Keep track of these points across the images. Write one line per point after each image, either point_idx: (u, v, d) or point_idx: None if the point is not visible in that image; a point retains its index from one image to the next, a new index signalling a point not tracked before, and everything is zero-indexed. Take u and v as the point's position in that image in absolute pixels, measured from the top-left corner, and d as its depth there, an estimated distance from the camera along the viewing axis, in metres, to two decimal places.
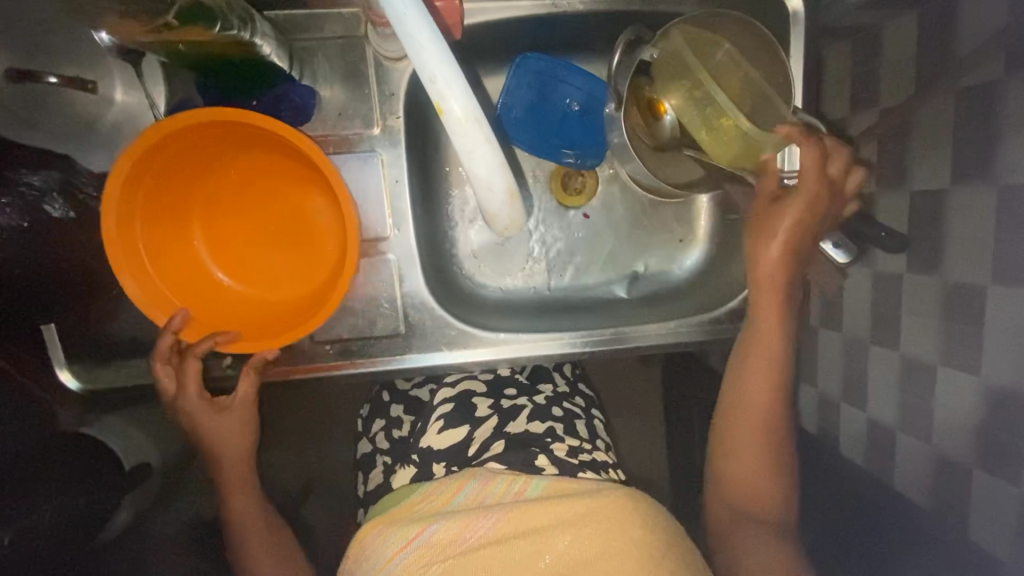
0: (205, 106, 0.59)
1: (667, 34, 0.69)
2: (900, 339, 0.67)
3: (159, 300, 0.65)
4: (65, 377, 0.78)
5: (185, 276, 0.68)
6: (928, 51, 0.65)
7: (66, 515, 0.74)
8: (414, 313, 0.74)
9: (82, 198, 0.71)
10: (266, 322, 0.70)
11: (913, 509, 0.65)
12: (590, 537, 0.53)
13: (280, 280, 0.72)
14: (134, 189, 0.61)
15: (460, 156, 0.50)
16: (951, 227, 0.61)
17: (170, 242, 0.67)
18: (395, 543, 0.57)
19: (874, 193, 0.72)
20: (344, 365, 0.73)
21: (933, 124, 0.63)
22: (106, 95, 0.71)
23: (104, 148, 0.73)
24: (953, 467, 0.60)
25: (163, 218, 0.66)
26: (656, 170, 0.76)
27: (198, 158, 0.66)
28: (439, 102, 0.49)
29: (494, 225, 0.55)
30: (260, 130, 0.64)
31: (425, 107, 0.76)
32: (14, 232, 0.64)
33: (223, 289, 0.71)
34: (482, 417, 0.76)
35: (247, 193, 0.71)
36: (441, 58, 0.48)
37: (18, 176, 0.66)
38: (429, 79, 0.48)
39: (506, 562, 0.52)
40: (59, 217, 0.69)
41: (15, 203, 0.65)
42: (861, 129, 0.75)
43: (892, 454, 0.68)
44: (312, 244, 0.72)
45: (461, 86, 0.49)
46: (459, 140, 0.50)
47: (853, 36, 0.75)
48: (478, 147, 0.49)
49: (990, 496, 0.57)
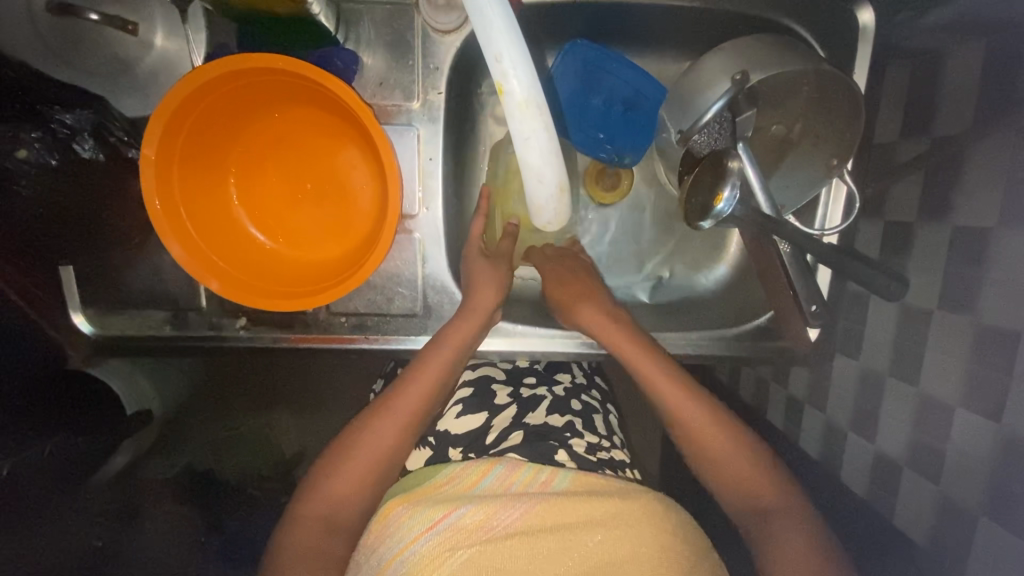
0: (237, 56, 0.56)
1: (766, 46, 0.61)
2: (921, 376, 0.65)
3: (205, 260, 0.62)
4: (79, 321, 0.77)
5: (225, 239, 0.66)
6: (993, 81, 0.61)
7: (56, 454, 0.74)
8: (434, 296, 0.73)
9: (111, 142, 0.71)
10: (308, 282, 0.67)
11: (910, 546, 0.63)
12: (620, 537, 0.53)
13: (321, 241, 0.69)
14: (168, 146, 0.59)
15: (515, 141, 0.51)
16: (992, 268, 0.58)
17: (206, 203, 0.65)
18: (421, 523, 0.54)
19: (911, 225, 0.69)
20: (357, 339, 0.73)
21: (988, 160, 0.60)
22: (146, 38, 0.68)
23: (139, 95, 0.71)
24: (958, 512, 0.59)
25: (199, 178, 0.64)
26: (693, 195, 0.66)
27: (230, 112, 0.63)
28: (502, 82, 0.49)
29: (538, 217, 0.57)
30: (294, 80, 0.60)
31: (465, 84, 0.73)
32: (36, 168, 0.68)
33: (263, 251, 0.68)
34: (500, 406, 0.75)
35: (282, 154, 0.68)
36: (511, 38, 0.47)
37: (52, 114, 0.68)
38: (496, 59, 0.48)
39: (535, 555, 0.52)
40: (85, 158, 0.70)
41: (44, 139, 0.68)
42: (907, 156, 0.71)
43: (895, 490, 0.67)
44: (350, 205, 0.69)
45: (528, 69, 0.49)
46: (516, 123, 0.50)
47: (915, 58, 0.71)
48: (534, 135, 0.50)
49: (993, 546, 0.55)
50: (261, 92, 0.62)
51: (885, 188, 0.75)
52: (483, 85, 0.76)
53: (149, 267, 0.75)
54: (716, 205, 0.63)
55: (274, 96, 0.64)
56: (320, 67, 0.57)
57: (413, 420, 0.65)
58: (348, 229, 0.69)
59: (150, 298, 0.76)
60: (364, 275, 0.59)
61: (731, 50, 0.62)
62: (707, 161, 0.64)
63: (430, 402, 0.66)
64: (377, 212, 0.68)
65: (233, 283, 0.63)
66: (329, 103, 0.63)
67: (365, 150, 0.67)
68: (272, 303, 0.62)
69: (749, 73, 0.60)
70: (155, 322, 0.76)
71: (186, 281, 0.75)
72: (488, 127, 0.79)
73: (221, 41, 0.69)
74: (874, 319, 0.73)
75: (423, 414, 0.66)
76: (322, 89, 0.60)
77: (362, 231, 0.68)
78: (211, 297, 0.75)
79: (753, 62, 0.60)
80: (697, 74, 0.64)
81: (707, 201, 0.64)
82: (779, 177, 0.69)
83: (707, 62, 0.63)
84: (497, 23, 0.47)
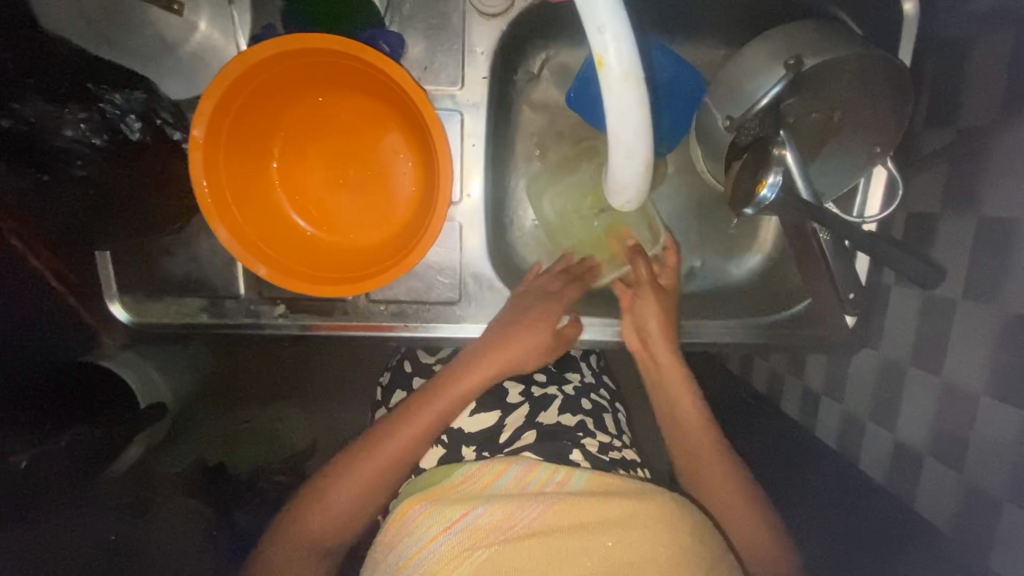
0: (288, 37, 0.55)
1: (817, 32, 0.63)
2: (944, 365, 0.65)
3: (252, 246, 0.62)
4: (115, 308, 0.75)
5: (269, 224, 0.65)
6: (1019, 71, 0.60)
7: (77, 442, 0.74)
8: (474, 284, 0.73)
9: (158, 125, 0.68)
10: (352, 267, 0.66)
11: (930, 533, 0.63)
12: (637, 539, 0.51)
13: (363, 227, 0.69)
14: (216, 129, 0.58)
15: (609, 116, 0.50)
16: (1019, 257, 0.58)
17: (251, 189, 0.64)
18: (437, 524, 0.54)
19: (937, 215, 0.69)
20: (397, 327, 0.72)
21: (1016, 151, 0.60)
22: (190, 19, 0.68)
23: (181, 77, 0.70)
24: (982, 500, 0.59)
25: (243, 165, 0.63)
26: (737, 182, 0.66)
27: (274, 96, 0.62)
28: (600, 53, 0.47)
29: (618, 195, 0.57)
30: (340, 64, 0.60)
31: (505, 69, 0.73)
32: (88, 148, 0.65)
33: (305, 237, 0.68)
34: (514, 405, 0.75)
35: (325, 139, 0.67)
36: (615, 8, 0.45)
37: (102, 93, 0.65)
38: (599, 29, 0.46)
39: (551, 555, 0.51)
40: (135, 140, 0.67)
41: (92, 119, 0.65)
42: (933, 147, 0.71)
43: (917, 477, 0.67)
44: (390, 191, 0.68)
45: (628, 38, 0.47)
46: (611, 97, 0.48)
47: (943, 49, 0.71)
48: (632, 110, 0.49)
49: (1017, 532, 0.55)
50: (307, 74, 0.62)
51: (910, 178, 0.75)
52: (520, 71, 0.76)
53: (187, 254, 0.75)
54: (761, 192, 0.62)
55: (319, 81, 0.63)
56: (371, 48, 0.56)
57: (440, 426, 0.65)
58: (391, 215, 0.69)
59: (187, 285, 0.75)
60: (415, 259, 0.59)
61: (786, 37, 0.64)
62: (754, 147, 0.63)
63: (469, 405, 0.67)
64: (420, 198, 0.68)
65: (279, 267, 0.62)
66: (377, 87, 0.63)
67: (408, 134, 0.67)
68: (320, 287, 0.62)
69: (803, 57, 0.62)
70: (193, 309, 0.75)
71: (223, 268, 0.74)
72: (523, 114, 0.78)
73: (267, 23, 0.68)
74: (897, 309, 0.73)
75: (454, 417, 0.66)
76: (372, 72, 0.59)
77: (403, 216, 0.68)
78: (249, 284, 0.74)
79: (805, 48, 0.62)
80: (756, 56, 0.65)
81: (751, 187, 0.63)
82: (819, 163, 0.69)
83: (765, 45, 0.64)
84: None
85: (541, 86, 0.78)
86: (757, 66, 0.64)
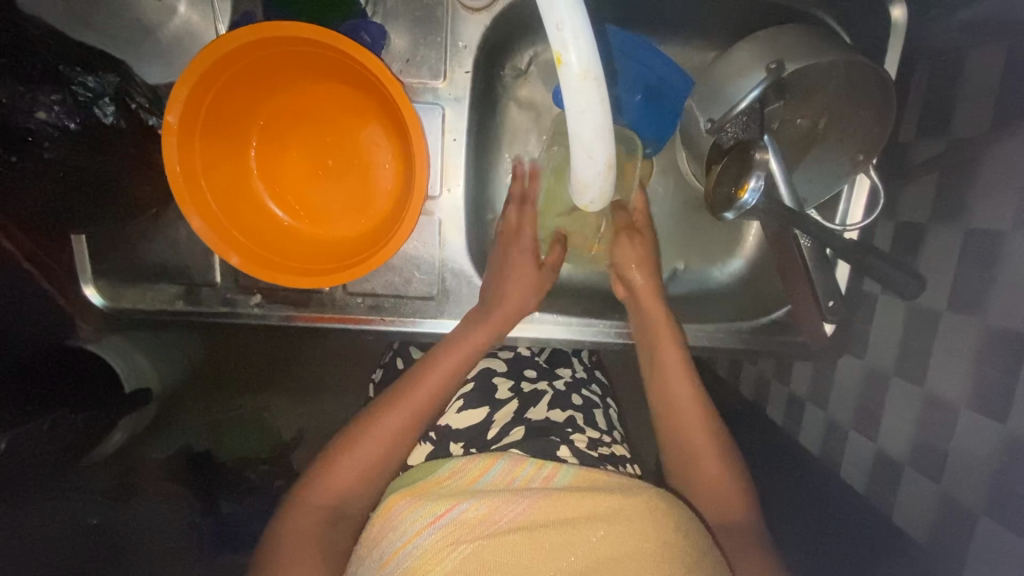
0: (264, 25, 0.55)
1: (798, 35, 0.62)
2: (927, 376, 0.65)
3: (227, 235, 0.62)
4: (90, 293, 0.75)
5: (245, 213, 0.65)
6: (1013, 83, 0.60)
7: (65, 422, 0.75)
8: (451, 279, 0.73)
9: (133, 108, 0.68)
10: (330, 260, 0.66)
11: (908, 543, 0.62)
12: (622, 533, 0.51)
13: (340, 218, 0.69)
14: (190, 118, 0.58)
15: (569, 115, 0.49)
16: (1003, 271, 0.58)
17: (228, 179, 0.64)
18: (423, 518, 0.53)
19: (923, 225, 0.69)
20: (373, 320, 0.72)
21: (1006, 164, 0.60)
22: (169, 4, 0.68)
23: (160, 61, 0.70)
24: (959, 513, 0.58)
25: (221, 157, 0.63)
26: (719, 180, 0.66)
27: (252, 85, 0.62)
28: (560, 52, 0.46)
29: (582, 194, 0.56)
30: (318, 54, 0.60)
31: (492, 64, 0.72)
32: (57, 131, 0.66)
33: (283, 228, 0.68)
34: (502, 401, 0.74)
35: (305, 130, 0.67)
36: (574, 4, 0.44)
37: (74, 75, 0.66)
38: (557, 26, 0.45)
39: (539, 549, 0.50)
40: (109, 125, 0.67)
41: (65, 102, 0.65)
42: (922, 157, 0.71)
43: (894, 487, 0.66)
44: (370, 186, 0.68)
45: (588, 37, 0.46)
46: (574, 97, 0.48)
47: (935, 58, 0.70)
48: (591, 108, 0.48)
49: (990, 545, 0.55)
50: (285, 64, 0.62)
51: (900, 187, 0.74)
52: (506, 67, 0.75)
53: (164, 241, 0.74)
54: (741, 197, 0.63)
55: (297, 70, 0.63)
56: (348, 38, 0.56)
57: (415, 424, 0.63)
58: (369, 209, 0.68)
59: (165, 271, 0.74)
60: (389, 253, 0.59)
61: (770, 41, 0.62)
62: (736, 149, 0.65)
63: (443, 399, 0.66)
64: (398, 192, 0.67)
65: (254, 259, 0.62)
66: (359, 80, 0.62)
67: (388, 127, 0.66)
68: (291, 279, 0.61)
69: (785, 61, 0.61)
70: (168, 297, 0.74)
71: (199, 255, 0.74)
72: (509, 110, 0.78)
73: (247, 9, 0.67)
74: (882, 318, 0.73)
75: (430, 414, 0.65)
76: (349, 61, 0.59)
77: (382, 210, 0.68)
78: (225, 273, 0.74)
79: (787, 52, 0.61)
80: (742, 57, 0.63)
81: (731, 192, 0.64)
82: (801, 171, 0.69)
83: (748, 47, 0.63)
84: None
85: (528, 83, 0.77)
86: (743, 69, 0.63)
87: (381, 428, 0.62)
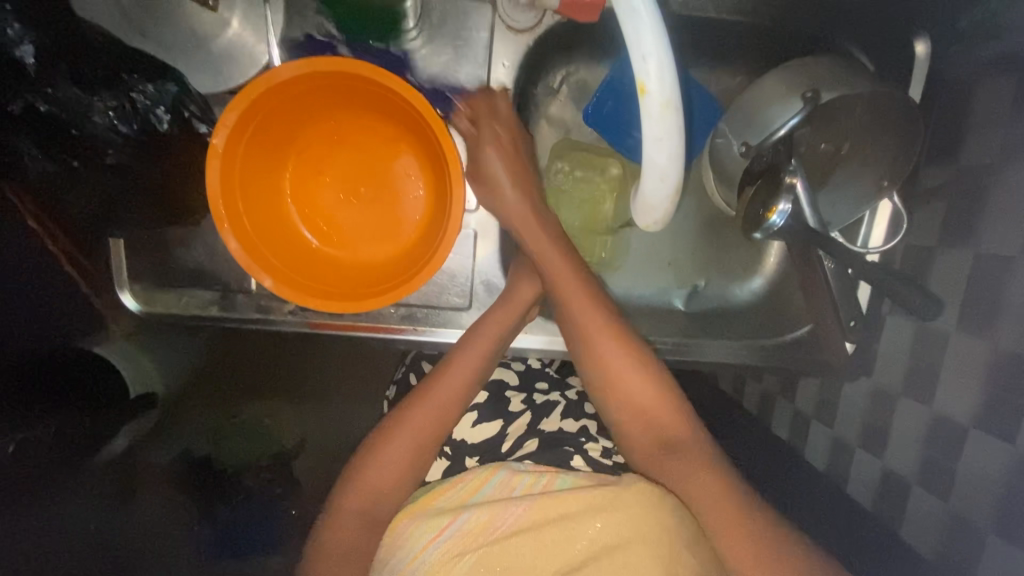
0: (320, 59, 0.56)
1: (824, 65, 0.66)
2: (935, 396, 0.66)
3: (259, 255, 0.61)
4: (126, 298, 0.76)
5: (275, 234, 0.65)
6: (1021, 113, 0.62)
7: (63, 429, 0.74)
8: (485, 292, 0.74)
9: (186, 117, 0.69)
10: (360, 283, 0.67)
11: (914, 559, 0.63)
12: (620, 520, 0.54)
13: (367, 243, 0.70)
14: (234, 140, 0.58)
15: (645, 139, 0.53)
16: (1012, 295, 0.60)
17: (262, 199, 0.64)
18: (428, 533, 0.58)
19: (934, 248, 0.71)
20: (406, 330, 0.73)
21: (1014, 190, 0.62)
22: (224, 16, 0.69)
23: (210, 71, 0.70)
24: (966, 529, 0.59)
25: (257, 180, 0.63)
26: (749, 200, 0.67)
27: (294, 111, 0.63)
28: (643, 80, 0.51)
29: (644, 215, 0.58)
30: (367, 90, 0.61)
31: (526, 83, 0.75)
32: (118, 138, 0.66)
33: (311, 249, 0.68)
34: (515, 414, 0.75)
35: (340, 156, 0.68)
36: (659, 39, 0.49)
37: (134, 83, 0.66)
38: (642, 57, 0.50)
39: (538, 549, 0.55)
40: (163, 132, 0.68)
41: (122, 108, 0.65)
42: (933, 183, 0.73)
43: (902, 504, 0.67)
44: (400, 213, 0.69)
45: (670, 71, 0.51)
46: (653, 123, 0.52)
47: (947, 89, 0.73)
48: (668, 135, 0.52)
49: (999, 565, 0.55)
50: (327, 96, 0.63)
51: (910, 211, 0.77)
52: (539, 85, 0.77)
53: (202, 247, 0.76)
54: (769, 217, 0.64)
55: (340, 100, 0.64)
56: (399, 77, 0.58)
57: (436, 427, 0.63)
58: (398, 235, 0.69)
59: (198, 276, 0.75)
60: (424, 280, 0.60)
61: (802, 72, 0.66)
62: (766, 175, 0.65)
63: (463, 403, 0.65)
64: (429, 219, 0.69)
65: (286, 281, 0.61)
66: (402, 114, 0.64)
67: (421, 155, 0.68)
68: (325, 302, 0.61)
69: (819, 91, 0.64)
70: (203, 303, 0.75)
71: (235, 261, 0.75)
72: (541, 127, 0.79)
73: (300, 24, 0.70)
74: (892, 337, 0.75)
75: (450, 420, 0.64)
76: (395, 98, 0.60)
77: (410, 237, 0.69)
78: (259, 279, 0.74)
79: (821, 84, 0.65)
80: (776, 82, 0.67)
81: (760, 213, 0.65)
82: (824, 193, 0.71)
83: (781, 74, 0.67)
84: (646, 21, 0.49)
85: (559, 101, 0.79)
86: (778, 97, 0.67)
87: (403, 443, 0.62)
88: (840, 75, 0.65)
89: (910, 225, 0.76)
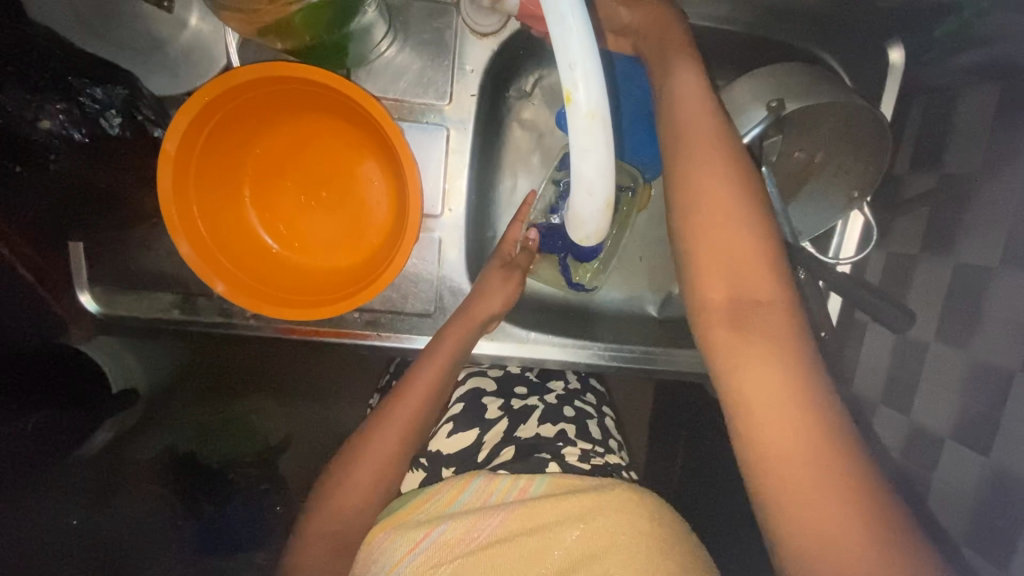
0: (274, 65, 0.56)
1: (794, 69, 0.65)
2: (913, 406, 0.66)
3: (215, 261, 0.61)
4: (86, 300, 0.76)
5: (234, 240, 0.65)
6: (1005, 121, 0.61)
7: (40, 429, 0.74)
8: (450, 298, 0.73)
9: (140, 120, 0.69)
10: (319, 290, 0.66)
11: None
12: (599, 532, 0.55)
13: (331, 249, 0.69)
14: (188, 146, 0.58)
15: (572, 152, 0.49)
16: (992, 306, 0.58)
17: (221, 204, 0.64)
18: (405, 544, 0.57)
19: (914, 258, 0.70)
20: (370, 336, 0.73)
21: (997, 199, 0.60)
22: (180, 17, 0.69)
23: (167, 73, 0.71)
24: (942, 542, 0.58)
25: (214, 183, 0.63)
26: None
27: (254, 116, 0.62)
28: (570, 89, 0.47)
29: (578, 230, 0.54)
30: (324, 95, 0.61)
31: (497, 87, 0.74)
32: (61, 142, 0.66)
33: (272, 254, 0.68)
34: (491, 420, 0.74)
35: (302, 161, 0.68)
36: (587, 47, 0.45)
37: (83, 87, 0.66)
38: (570, 66, 0.46)
39: (516, 557, 0.55)
40: (116, 136, 0.68)
41: (70, 112, 0.65)
42: (916, 190, 0.72)
43: None
44: (363, 219, 0.69)
45: (599, 82, 0.47)
46: (577, 134, 0.48)
47: (929, 95, 0.72)
48: (594, 148, 0.48)
49: None
50: (286, 101, 0.63)
51: (890, 220, 0.76)
52: (513, 90, 0.76)
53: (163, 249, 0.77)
54: None
55: (299, 104, 0.64)
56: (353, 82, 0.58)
57: (399, 438, 0.63)
58: (359, 241, 0.69)
59: (163, 280, 0.76)
60: (375, 290, 0.59)
61: (780, 78, 0.64)
62: None
63: (427, 411, 0.65)
64: (390, 226, 0.68)
65: (240, 287, 0.61)
66: (360, 119, 0.63)
67: (383, 161, 0.67)
68: (279, 309, 0.60)
69: (785, 100, 0.62)
70: (164, 305, 0.75)
71: None
72: (512, 131, 0.78)
73: None
74: (871, 348, 0.74)
75: (413, 429, 0.64)
76: (352, 103, 0.60)
77: (371, 244, 0.69)
78: None
79: (787, 92, 0.63)
80: (749, 86, 0.65)
81: None
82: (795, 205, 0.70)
83: (756, 76, 0.65)
84: (575, 26, 0.45)
85: (532, 105, 0.78)
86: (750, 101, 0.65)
87: (364, 457, 0.62)
88: (813, 80, 0.64)
89: (888, 234, 0.75)
